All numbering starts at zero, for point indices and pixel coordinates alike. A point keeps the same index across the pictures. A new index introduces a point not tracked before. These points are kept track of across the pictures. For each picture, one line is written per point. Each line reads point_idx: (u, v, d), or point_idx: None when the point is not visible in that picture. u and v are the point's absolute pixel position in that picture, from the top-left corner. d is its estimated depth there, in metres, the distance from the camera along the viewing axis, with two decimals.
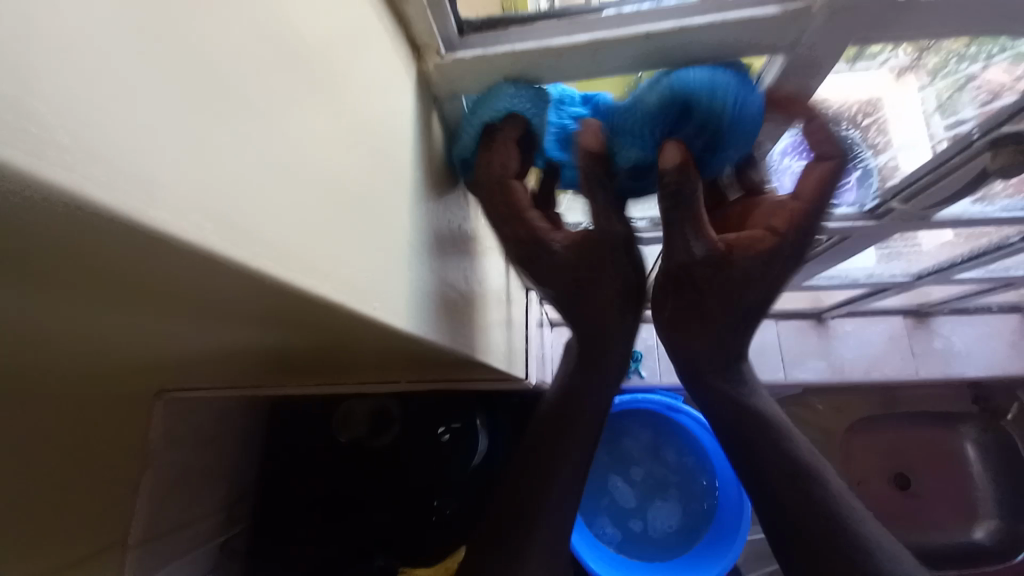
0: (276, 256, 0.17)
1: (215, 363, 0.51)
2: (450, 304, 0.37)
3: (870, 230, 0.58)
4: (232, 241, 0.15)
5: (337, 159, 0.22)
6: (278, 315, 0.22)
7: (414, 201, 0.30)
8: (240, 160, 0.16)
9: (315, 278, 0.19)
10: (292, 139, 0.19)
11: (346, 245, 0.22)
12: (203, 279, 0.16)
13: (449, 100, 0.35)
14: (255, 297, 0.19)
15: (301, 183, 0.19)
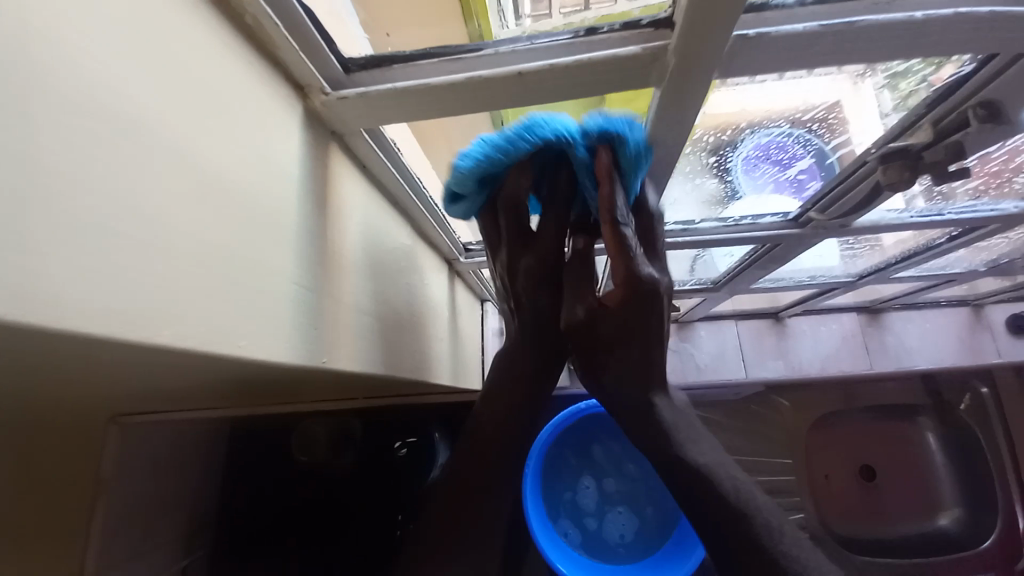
0: (115, 316, 0.18)
1: (155, 395, 0.51)
2: (362, 332, 0.38)
3: (796, 238, 0.61)
4: (56, 307, 0.16)
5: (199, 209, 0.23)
6: (146, 357, 0.23)
7: (308, 236, 0.31)
8: (73, 229, 0.17)
9: (167, 331, 0.20)
10: (138, 199, 0.19)
11: (207, 291, 0.22)
12: (42, 337, 0.17)
13: (350, 134, 0.35)
14: (112, 349, 0.20)
15: (148, 240, 0.20)
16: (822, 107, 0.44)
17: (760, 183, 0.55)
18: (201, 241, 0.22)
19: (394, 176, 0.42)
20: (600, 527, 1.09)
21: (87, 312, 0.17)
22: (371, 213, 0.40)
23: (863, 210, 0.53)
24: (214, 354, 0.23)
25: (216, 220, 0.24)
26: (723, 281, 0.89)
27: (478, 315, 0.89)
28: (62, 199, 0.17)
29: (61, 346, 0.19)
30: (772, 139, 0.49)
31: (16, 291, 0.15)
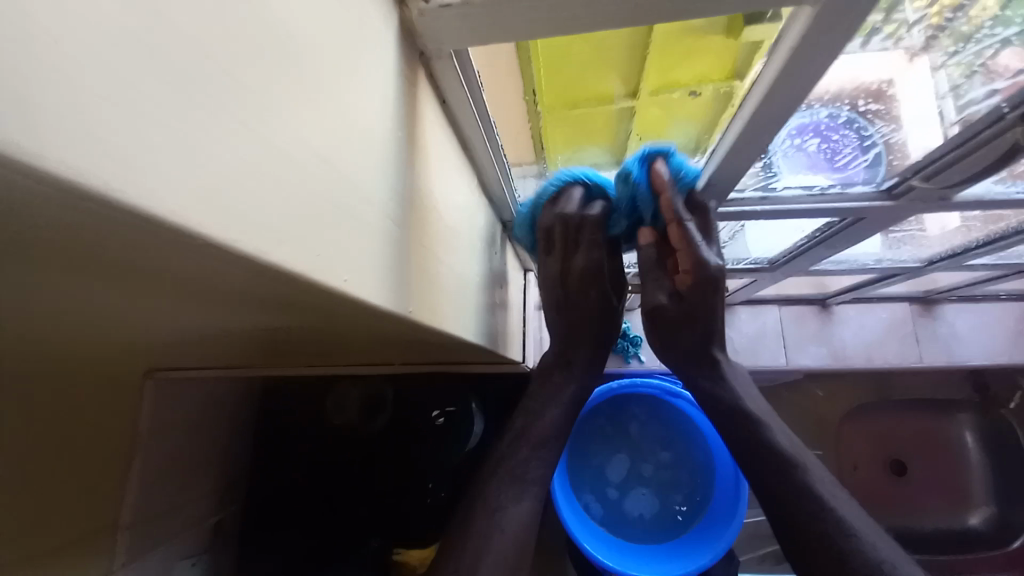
0: (221, 216, 0.16)
1: (204, 343, 0.49)
2: (440, 284, 0.35)
3: (883, 211, 0.56)
4: (164, 193, 0.14)
5: (303, 113, 0.20)
6: (248, 283, 0.21)
7: (400, 169, 0.28)
8: (179, 106, 0.15)
9: (268, 242, 0.18)
10: (244, 88, 0.17)
11: (307, 208, 0.20)
12: (147, 240, 0.15)
13: (438, 57, 0.32)
14: (208, 263, 0.17)
15: (252, 138, 0.17)
16: (870, 84, 0.45)
17: (800, 161, 0.54)
18: (298, 148, 0.20)
19: (472, 115, 0.38)
20: (621, 501, 1.08)
21: (195, 206, 0.15)
22: (447, 153, 0.37)
23: (976, 177, 0.49)
24: (311, 281, 0.20)
25: (313, 126, 0.21)
26: (780, 260, 0.84)
27: (522, 284, 0.86)
28: (167, 68, 0.14)
29: (157, 259, 0.17)
30: (809, 121, 0.49)
31: (127, 167, 0.13)
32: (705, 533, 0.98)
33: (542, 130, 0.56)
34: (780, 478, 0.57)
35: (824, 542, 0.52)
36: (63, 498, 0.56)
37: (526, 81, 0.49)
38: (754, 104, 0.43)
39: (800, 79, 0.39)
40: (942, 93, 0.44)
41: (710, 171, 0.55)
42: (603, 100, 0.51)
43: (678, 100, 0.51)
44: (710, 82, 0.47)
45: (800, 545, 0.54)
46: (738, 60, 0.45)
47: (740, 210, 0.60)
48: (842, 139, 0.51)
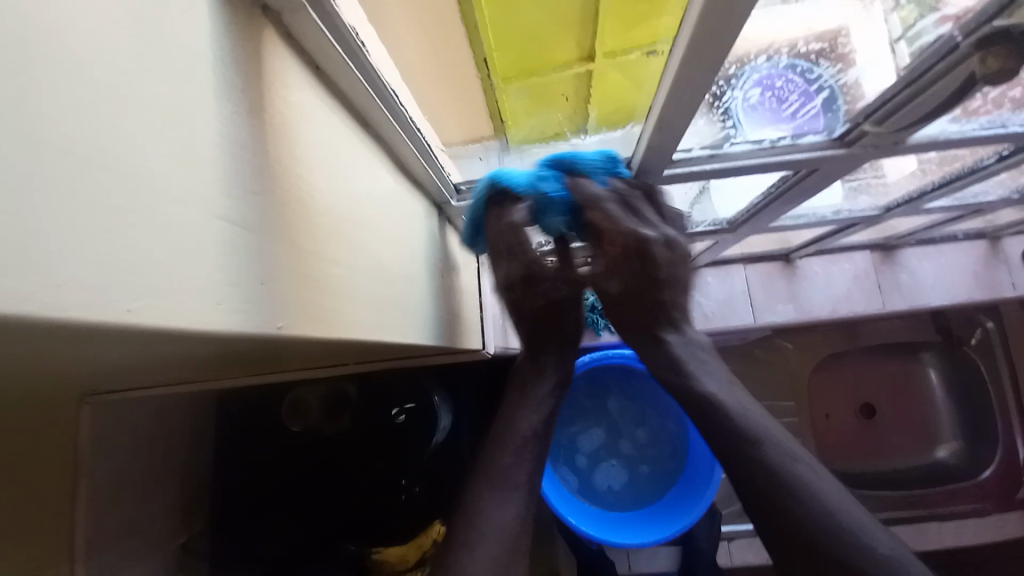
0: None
1: (111, 371, 0.44)
2: (340, 289, 0.30)
3: (838, 160, 0.53)
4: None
5: (63, 86, 0.15)
6: (40, 331, 0.16)
7: (246, 155, 0.23)
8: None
9: (22, 287, 0.13)
10: None
11: (91, 219, 0.15)
12: None
13: (290, 9, 0.26)
14: None
15: None
16: (824, 32, 0.44)
17: (759, 115, 0.50)
18: (57, 145, 0.14)
19: (359, 83, 0.32)
20: (595, 471, 1.09)
21: None
22: (336, 133, 0.32)
23: (927, 117, 0.46)
24: (105, 320, 0.16)
25: (85, 112, 0.15)
26: (739, 220, 0.82)
27: (476, 269, 0.82)
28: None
29: None
30: (762, 74, 0.46)
31: None
32: (679, 500, 0.97)
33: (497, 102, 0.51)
34: (749, 458, 0.56)
35: (787, 507, 0.52)
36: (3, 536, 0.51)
37: (474, 52, 0.45)
38: (679, 58, 0.38)
39: (727, 26, 0.34)
40: (895, 37, 0.42)
41: (647, 137, 0.50)
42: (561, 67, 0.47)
43: (636, 61, 0.47)
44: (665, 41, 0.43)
45: (765, 513, 0.54)
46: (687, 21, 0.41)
47: (688, 171, 0.55)
48: (796, 90, 0.48)
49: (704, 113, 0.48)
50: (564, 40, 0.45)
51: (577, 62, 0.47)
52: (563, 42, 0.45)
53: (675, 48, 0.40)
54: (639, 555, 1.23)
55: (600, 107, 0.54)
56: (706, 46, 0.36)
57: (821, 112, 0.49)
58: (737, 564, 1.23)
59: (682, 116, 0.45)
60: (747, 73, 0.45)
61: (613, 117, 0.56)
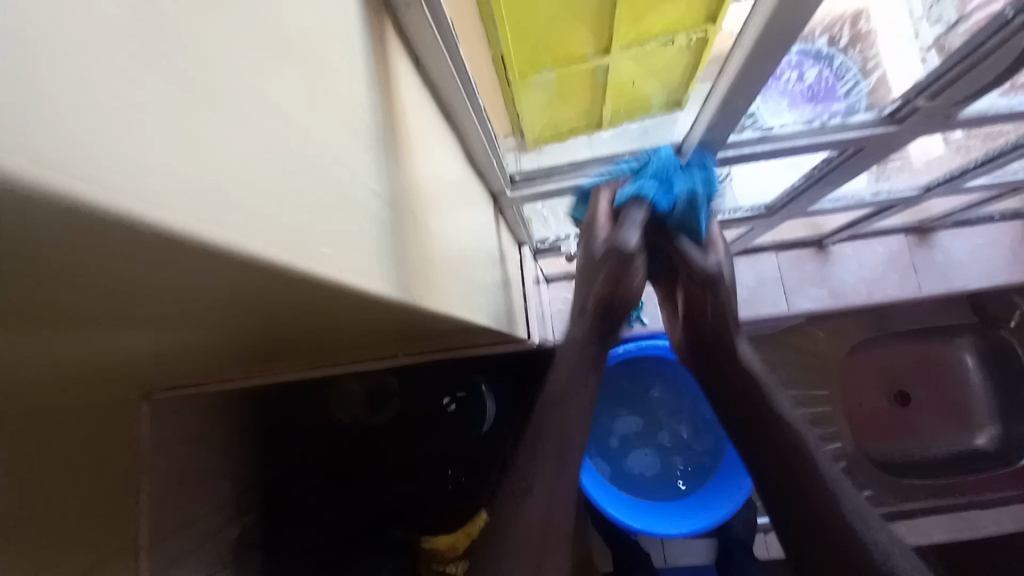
0: (204, 209, 0.13)
1: (193, 360, 0.46)
2: (437, 265, 0.33)
3: (886, 138, 0.54)
4: (107, 172, 0.11)
5: (275, 79, 0.18)
6: (254, 288, 0.18)
7: (379, 138, 0.26)
8: (117, 64, 0.11)
9: (272, 242, 0.16)
10: (218, 61, 0.15)
11: (298, 192, 0.18)
12: (156, 254, 0.13)
13: (405, 4, 0.28)
14: (204, 274, 0.15)
15: (233, 119, 0.15)
16: (853, 15, 0.44)
17: (788, 106, 0.53)
18: (273, 123, 0.17)
19: (450, 74, 0.35)
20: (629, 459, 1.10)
21: (199, 213, 0.13)
22: (429, 122, 0.34)
23: (978, 93, 0.48)
24: (316, 278, 0.18)
25: (289, 97, 0.18)
26: (778, 205, 0.83)
27: (519, 260, 0.84)
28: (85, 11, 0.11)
29: (138, 278, 0.15)
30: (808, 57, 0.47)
31: (127, 170, 0.11)
32: (720, 485, 0.97)
33: (517, 96, 0.53)
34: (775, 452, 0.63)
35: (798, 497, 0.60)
36: (77, 521, 0.53)
37: (491, 47, 0.47)
38: (748, 46, 0.40)
39: (804, 7, 0.36)
40: (917, 16, 0.45)
41: (709, 118, 0.51)
42: (576, 62, 0.49)
43: (652, 52, 0.49)
44: (685, 29, 0.46)
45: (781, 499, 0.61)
46: (712, 7, 0.44)
47: (738, 155, 0.57)
48: (831, 80, 0.50)
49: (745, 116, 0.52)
50: (581, 37, 0.46)
51: (593, 56, 0.49)
52: (580, 40, 0.47)
53: (741, 38, 0.42)
54: (675, 546, 1.22)
55: (615, 98, 0.56)
56: (781, 32, 0.37)
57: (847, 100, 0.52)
58: (775, 553, 1.22)
59: (743, 96, 0.46)
60: (799, 58, 0.46)
61: (625, 107, 0.58)
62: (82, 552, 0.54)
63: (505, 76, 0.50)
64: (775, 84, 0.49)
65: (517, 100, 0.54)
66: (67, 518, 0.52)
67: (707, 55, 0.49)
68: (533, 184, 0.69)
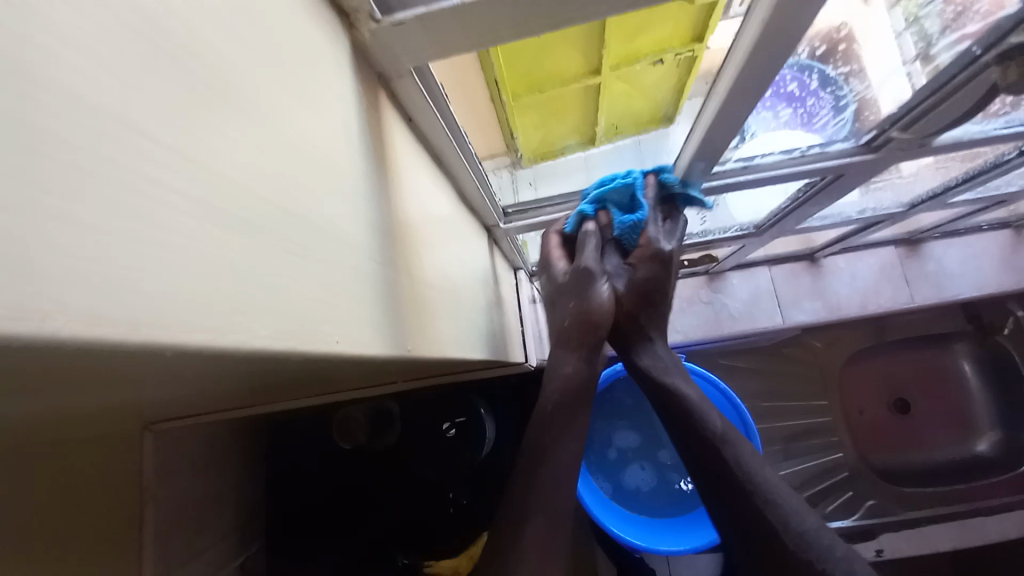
0: (202, 313, 0.15)
1: (194, 398, 0.47)
2: (432, 311, 0.34)
3: (865, 165, 0.56)
4: (86, 295, 0.12)
5: (273, 175, 0.20)
6: (249, 363, 0.20)
7: (374, 207, 0.27)
8: (127, 201, 0.13)
9: (264, 328, 0.18)
10: (219, 173, 0.17)
11: (295, 275, 0.20)
12: (155, 354, 0.15)
13: (397, 75, 0.31)
14: (205, 360, 0.17)
15: (232, 221, 0.17)
16: (833, 31, 0.43)
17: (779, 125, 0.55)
18: (270, 216, 0.19)
19: (441, 129, 0.37)
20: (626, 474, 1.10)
21: (196, 317, 0.15)
22: (422, 175, 0.36)
23: (953, 123, 0.50)
24: (310, 352, 0.20)
25: (285, 187, 0.20)
26: (767, 224, 0.85)
27: (514, 283, 0.85)
28: (67, 150, 0.12)
29: (141, 365, 0.17)
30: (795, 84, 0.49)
31: (134, 295, 0.13)
32: None
33: (510, 117, 0.55)
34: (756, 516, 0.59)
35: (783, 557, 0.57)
36: (82, 557, 0.54)
37: (485, 74, 0.48)
38: (730, 81, 0.43)
39: (787, 36, 0.37)
40: (899, 28, 0.44)
41: (691, 151, 0.54)
42: (565, 81, 0.51)
43: (642, 70, 0.51)
44: (673, 48, 0.48)
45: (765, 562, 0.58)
46: (694, 24, 0.45)
47: (725, 182, 0.59)
48: (818, 104, 0.52)
49: (733, 141, 0.53)
50: (571, 58, 0.48)
51: (585, 75, 0.51)
52: (570, 61, 0.49)
53: (727, 62, 0.44)
54: (680, 561, 1.22)
55: (610, 113, 0.58)
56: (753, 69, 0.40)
57: (832, 124, 0.54)
58: None
59: (719, 128, 0.48)
60: (781, 84, 0.47)
61: (621, 122, 0.60)
62: None
63: (498, 97, 0.51)
64: (760, 112, 0.50)
65: (512, 122, 0.56)
66: (71, 555, 0.52)
67: (696, 72, 0.51)
68: (524, 216, 0.72)
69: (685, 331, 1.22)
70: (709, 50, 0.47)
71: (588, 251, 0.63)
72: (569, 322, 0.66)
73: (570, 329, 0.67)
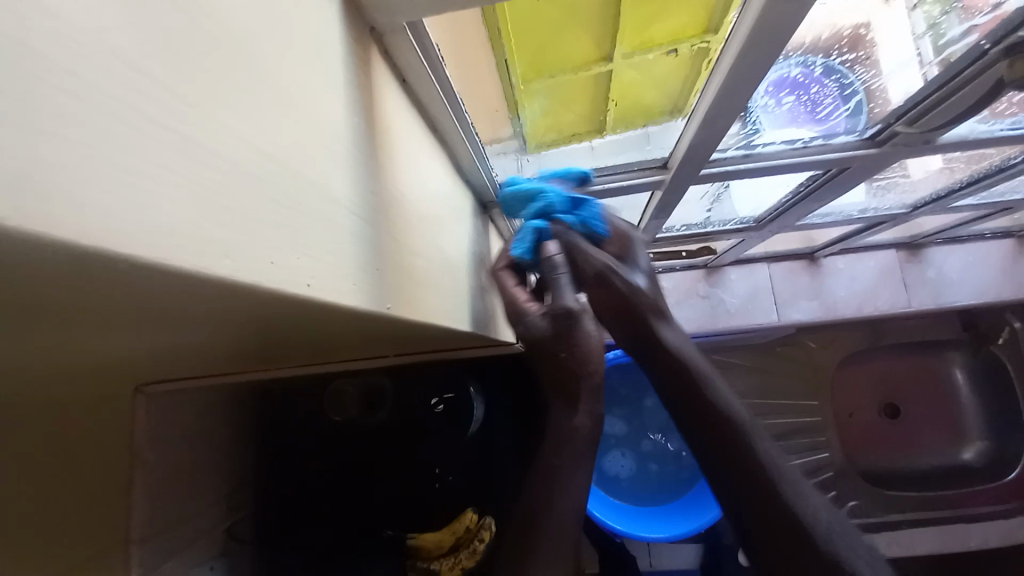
0: (181, 240, 0.15)
1: (182, 357, 0.47)
2: (418, 276, 0.34)
3: (870, 159, 0.57)
4: (62, 205, 0.12)
5: (259, 114, 0.19)
6: (217, 303, 0.20)
7: (359, 163, 0.27)
8: (105, 116, 0.13)
9: (243, 266, 0.18)
10: (203, 103, 0.16)
11: (276, 217, 0.20)
12: (130, 278, 0.15)
13: (390, 30, 0.30)
14: (184, 292, 0.17)
15: (215, 154, 0.17)
16: (853, 27, 0.44)
17: (784, 118, 0.53)
18: (255, 156, 0.19)
19: (435, 92, 0.36)
20: (613, 462, 1.11)
21: (176, 243, 0.15)
22: (415, 139, 0.36)
23: (960, 117, 0.49)
24: (282, 294, 0.20)
25: (271, 129, 0.20)
26: (768, 218, 0.84)
27: None
28: (53, 60, 0.12)
29: (114, 295, 0.17)
30: (799, 74, 0.48)
31: (114, 211, 0.13)
32: (703, 495, 0.97)
33: (519, 102, 0.55)
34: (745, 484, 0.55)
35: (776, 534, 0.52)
36: (71, 510, 0.55)
37: (496, 54, 0.48)
38: (727, 70, 0.42)
39: (780, 29, 0.37)
40: (919, 31, 0.44)
41: (692, 132, 0.53)
42: (581, 68, 0.51)
43: (654, 59, 0.50)
44: (686, 39, 0.47)
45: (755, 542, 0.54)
46: (711, 17, 0.44)
47: (724, 170, 0.59)
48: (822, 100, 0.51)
49: (737, 125, 0.52)
50: (582, 44, 0.48)
51: (594, 63, 0.50)
52: (581, 45, 0.48)
53: (726, 51, 0.42)
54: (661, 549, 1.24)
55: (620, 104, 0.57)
56: (760, 46, 0.39)
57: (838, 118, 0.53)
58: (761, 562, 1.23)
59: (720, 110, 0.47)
60: (784, 70, 0.46)
61: (631, 115, 0.60)
62: (74, 544, 0.56)
63: (510, 80, 0.51)
64: (766, 100, 0.50)
65: (523, 106, 0.56)
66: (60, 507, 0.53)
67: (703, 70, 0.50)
68: None
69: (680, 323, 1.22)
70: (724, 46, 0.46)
71: (568, 292, 0.59)
72: (564, 359, 0.62)
73: (557, 368, 0.63)
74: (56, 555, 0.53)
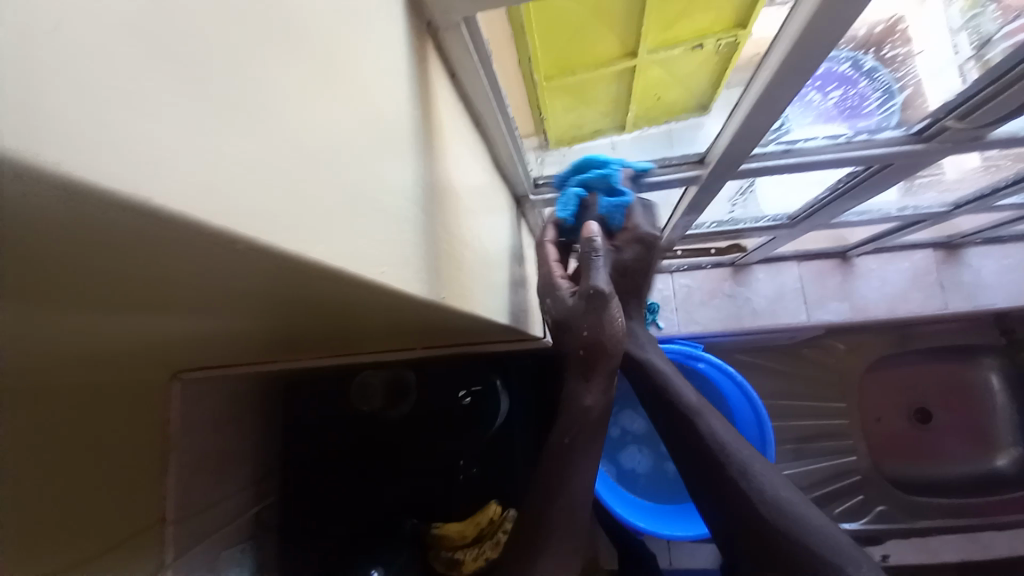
0: (270, 223, 0.16)
1: (223, 343, 0.49)
2: (466, 265, 0.35)
3: (913, 157, 0.55)
4: (171, 186, 0.13)
5: (330, 107, 0.20)
6: (294, 284, 0.21)
7: (419, 156, 0.28)
8: (202, 106, 0.14)
9: (324, 250, 0.19)
10: (283, 95, 0.17)
11: (349, 206, 0.21)
12: (223, 257, 0.16)
13: (446, 26, 0.30)
14: (266, 272, 0.18)
15: (294, 145, 0.18)
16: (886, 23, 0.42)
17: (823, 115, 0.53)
18: (328, 147, 0.20)
19: (481, 86, 0.37)
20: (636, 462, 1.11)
21: (266, 226, 0.16)
22: (461, 132, 0.36)
23: (1012, 114, 0.48)
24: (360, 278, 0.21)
25: (342, 121, 0.21)
26: (801, 216, 0.83)
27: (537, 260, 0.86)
28: (157, 55, 0.13)
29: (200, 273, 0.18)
30: (843, 71, 0.47)
31: (213, 192, 0.14)
32: None
33: (540, 100, 0.55)
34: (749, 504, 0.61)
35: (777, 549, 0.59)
36: (112, 491, 0.58)
37: (519, 53, 0.48)
38: (777, 64, 0.41)
39: (825, 32, 0.37)
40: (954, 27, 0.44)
41: (731, 132, 0.52)
42: (599, 64, 0.50)
43: (679, 55, 0.49)
44: (714, 34, 0.46)
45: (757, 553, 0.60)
46: (738, 11, 0.44)
47: (763, 165, 0.58)
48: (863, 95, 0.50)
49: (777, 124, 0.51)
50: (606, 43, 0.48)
51: (620, 58, 0.49)
52: (606, 44, 0.48)
53: (773, 49, 0.42)
54: (680, 550, 1.23)
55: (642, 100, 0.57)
56: (807, 47, 0.38)
57: (874, 112, 0.52)
58: None
59: (762, 109, 0.47)
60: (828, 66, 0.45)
61: (653, 111, 0.59)
62: (117, 522, 0.59)
63: (530, 76, 0.51)
64: (808, 95, 0.49)
65: (544, 103, 0.55)
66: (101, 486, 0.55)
67: (734, 61, 0.49)
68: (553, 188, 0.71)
69: (706, 322, 1.21)
70: (753, 37, 0.46)
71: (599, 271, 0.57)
72: (586, 350, 0.60)
73: (585, 355, 0.61)
74: (99, 532, 0.55)
